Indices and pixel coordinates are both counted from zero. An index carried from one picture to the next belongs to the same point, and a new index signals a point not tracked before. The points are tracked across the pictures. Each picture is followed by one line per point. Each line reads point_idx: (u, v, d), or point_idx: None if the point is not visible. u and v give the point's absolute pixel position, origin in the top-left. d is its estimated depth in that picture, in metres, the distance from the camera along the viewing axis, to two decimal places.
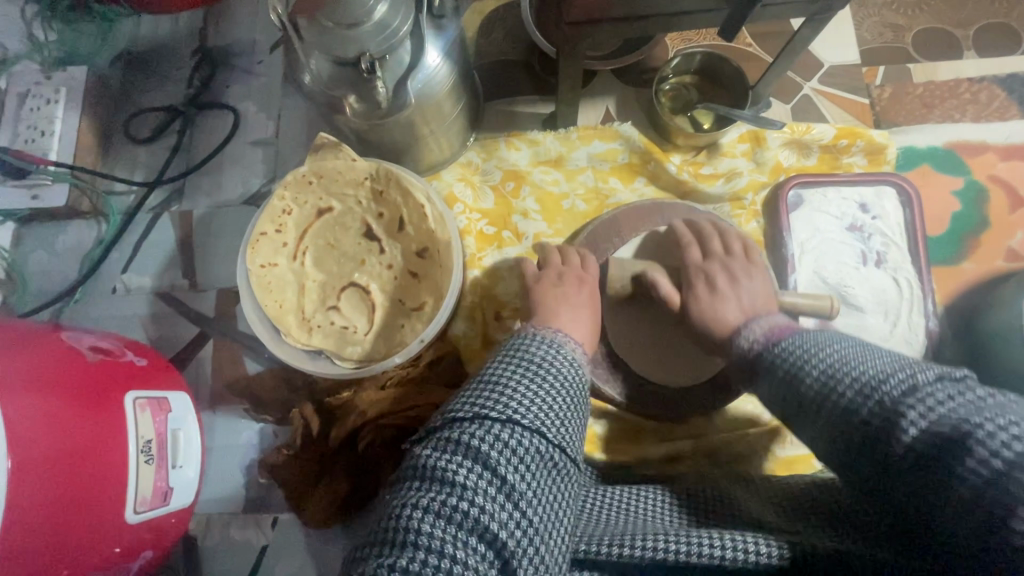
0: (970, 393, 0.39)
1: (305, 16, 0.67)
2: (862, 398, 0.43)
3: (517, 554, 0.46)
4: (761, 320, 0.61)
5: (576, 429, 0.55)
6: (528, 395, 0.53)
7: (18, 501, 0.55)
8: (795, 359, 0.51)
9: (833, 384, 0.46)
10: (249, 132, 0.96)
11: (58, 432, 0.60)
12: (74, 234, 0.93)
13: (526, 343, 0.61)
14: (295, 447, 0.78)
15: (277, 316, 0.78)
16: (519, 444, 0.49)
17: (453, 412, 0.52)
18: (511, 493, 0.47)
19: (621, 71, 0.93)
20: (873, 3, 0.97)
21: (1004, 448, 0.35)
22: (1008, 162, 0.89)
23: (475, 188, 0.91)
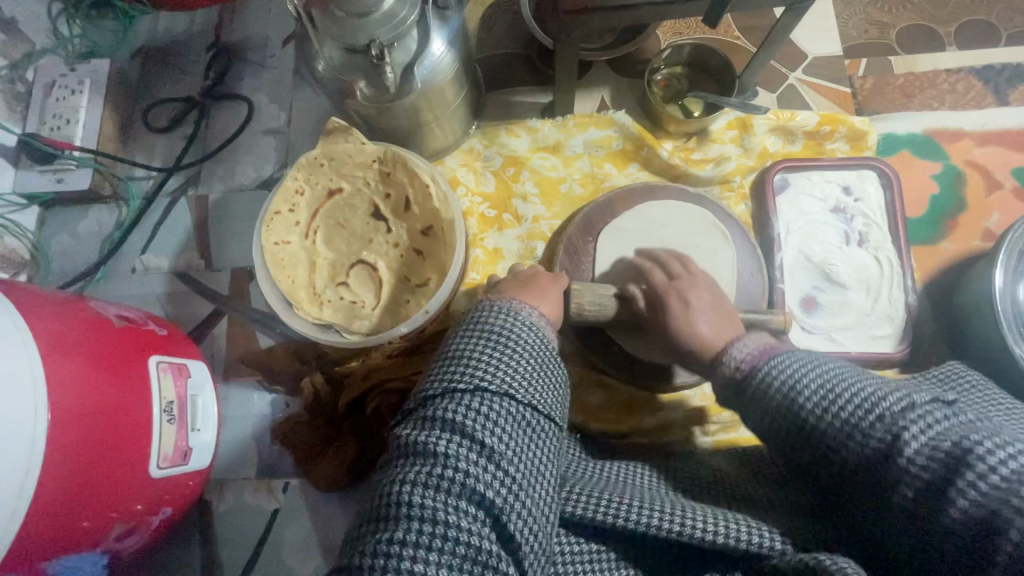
0: (961, 416, 0.43)
1: (319, 7, 0.73)
2: (861, 419, 0.46)
3: (505, 509, 0.53)
4: (744, 341, 0.58)
5: (546, 386, 0.62)
6: (492, 363, 0.60)
7: (55, 449, 0.59)
8: (784, 385, 0.51)
9: (830, 402, 0.48)
10: (262, 122, 1.01)
11: (90, 388, 0.64)
12: (95, 217, 0.98)
13: (483, 312, 0.66)
14: (307, 415, 0.83)
15: (289, 291, 0.83)
16: (490, 411, 0.57)
17: (426, 391, 0.60)
18: (491, 454, 0.55)
19: (615, 64, 0.98)
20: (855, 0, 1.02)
21: (999, 466, 0.39)
22: (984, 148, 0.94)
23: (477, 173, 0.95)
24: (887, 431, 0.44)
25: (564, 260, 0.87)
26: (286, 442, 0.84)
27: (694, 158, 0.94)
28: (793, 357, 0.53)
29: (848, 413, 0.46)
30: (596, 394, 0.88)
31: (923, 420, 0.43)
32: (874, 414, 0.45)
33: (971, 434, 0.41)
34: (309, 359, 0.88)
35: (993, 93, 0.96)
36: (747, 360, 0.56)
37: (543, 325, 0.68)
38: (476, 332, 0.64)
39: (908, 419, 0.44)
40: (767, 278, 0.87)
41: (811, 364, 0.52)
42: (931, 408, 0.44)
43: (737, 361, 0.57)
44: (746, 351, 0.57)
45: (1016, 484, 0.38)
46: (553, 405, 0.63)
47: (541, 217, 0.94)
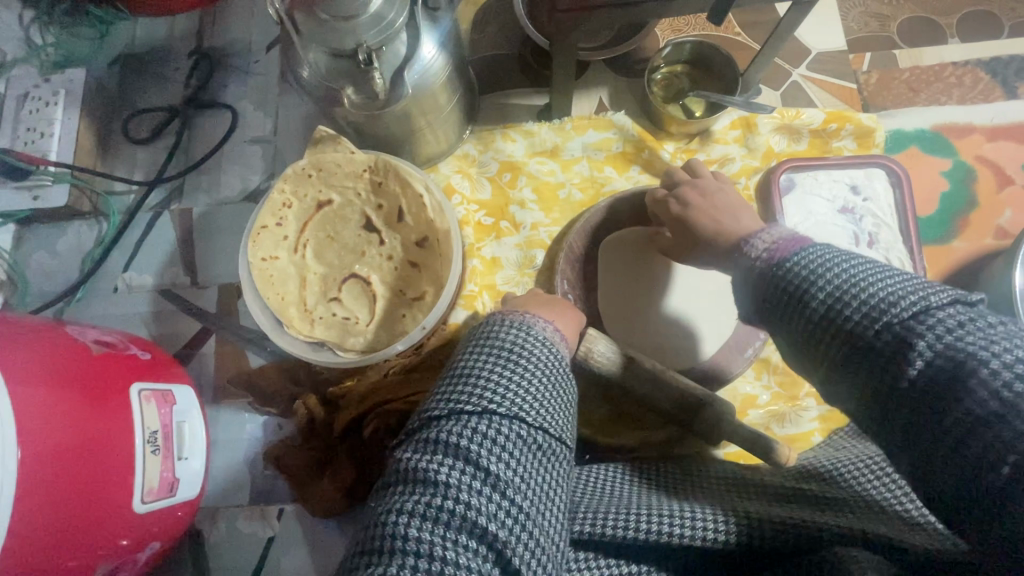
0: (982, 320, 0.39)
1: (303, 10, 0.69)
2: (870, 320, 0.41)
3: (508, 544, 0.51)
4: (767, 232, 0.51)
5: (558, 408, 0.61)
6: (502, 384, 0.59)
7: (31, 491, 0.55)
8: (805, 273, 0.45)
9: (840, 306, 0.43)
10: (247, 131, 0.97)
11: (65, 423, 0.60)
12: (74, 234, 0.94)
13: (495, 328, 0.67)
14: (300, 438, 0.80)
15: (279, 309, 0.79)
16: (498, 434, 0.55)
17: (430, 412, 0.58)
18: (496, 483, 0.53)
19: (613, 63, 0.95)
20: None
21: (1004, 388, 0.36)
22: (994, 143, 0.91)
23: (473, 180, 0.92)
24: (903, 327, 0.40)
25: (565, 269, 0.84)
26: (279, 467, 0.80)
27: (697, 160, 0.90)
28: (819, 250, 0.47)
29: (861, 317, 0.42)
30: (601, 408, 0.84)
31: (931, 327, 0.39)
32: (898, 313, 0.40)
33: (983, 343, 0.37)
34: (302, 378, 0.84)
35: (1001, 86, 0.94)
36: (770, 252, 0.49)
37: (556, 343, 0.67)
38: (487, 349, 0.64)
39: (925, 321, 0.39)
40: None
41: (834, 258, 0.45)
42: (954, 312, 0.39)
43: (758, 253, 0.50)
44: (773, 240, 0.50)
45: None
46: (565, 428, 0.61)
47: (540, 224, 0.91)
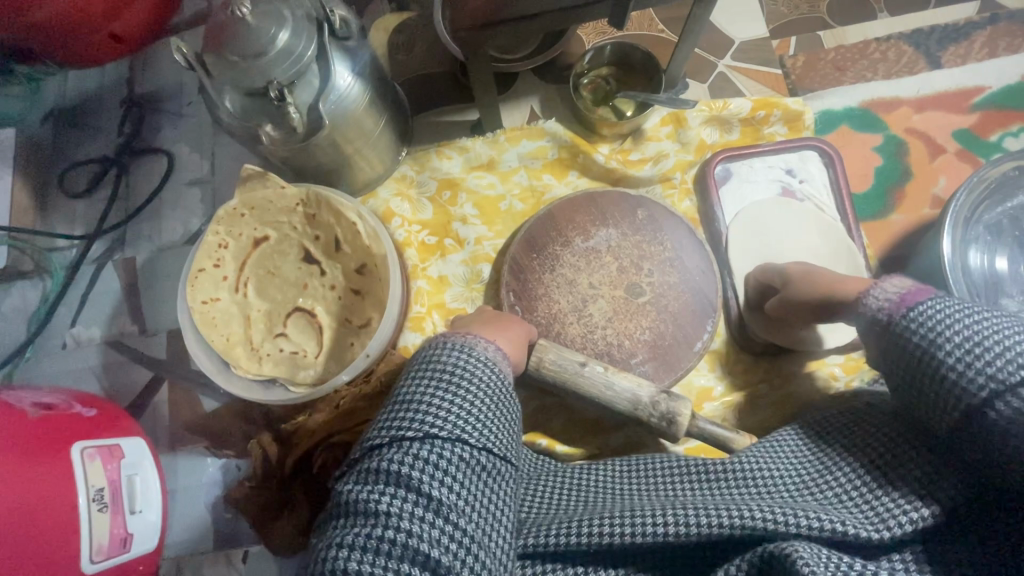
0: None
1: (213, 53, 0.69)
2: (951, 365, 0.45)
3: (453, 568, 0.49)
4: (888, 286, 0.55)
5: (504, 425, 0.58)
6: (446, 405, 0.56)
7: None
8: (922, 330, 0.48)
9: (933, 349, 0.47)
10: (185, 174, 0.97)
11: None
12: (19, 294, 0.93)
13: (438, 351, 0.63)
14: (256, 478, 0.78)
15: (224, 350, 0.78)
16: (440, 458, 0.53)
17: (371, 440, 0.55)
18: (438, 508, 0.51)
19: (542, 71, 0.96)
20: None
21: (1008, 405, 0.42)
22: (922, 114, 0.92)
23: (413, 201, 0.92)
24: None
25: (509, 281, 0.84)
26: (240, 509, 0.79)
27: (632, 159, 0.91)
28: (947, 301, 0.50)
29: (955, 354, 0.45)
30: (558, 417, 0.85)
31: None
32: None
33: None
34: (257, 417, 0.84)
35: (925, 57, 0.95)
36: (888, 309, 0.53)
37: (498, 363, 0.64)
38: (430, 373, 0.60)
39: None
40: (719, 273, 0.84)
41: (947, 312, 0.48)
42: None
43: (873, 308, 0.54)
44: (888, 297, 0.53)
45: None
46: (511, 445, 0.59)
47: (483, 238, 0.91)
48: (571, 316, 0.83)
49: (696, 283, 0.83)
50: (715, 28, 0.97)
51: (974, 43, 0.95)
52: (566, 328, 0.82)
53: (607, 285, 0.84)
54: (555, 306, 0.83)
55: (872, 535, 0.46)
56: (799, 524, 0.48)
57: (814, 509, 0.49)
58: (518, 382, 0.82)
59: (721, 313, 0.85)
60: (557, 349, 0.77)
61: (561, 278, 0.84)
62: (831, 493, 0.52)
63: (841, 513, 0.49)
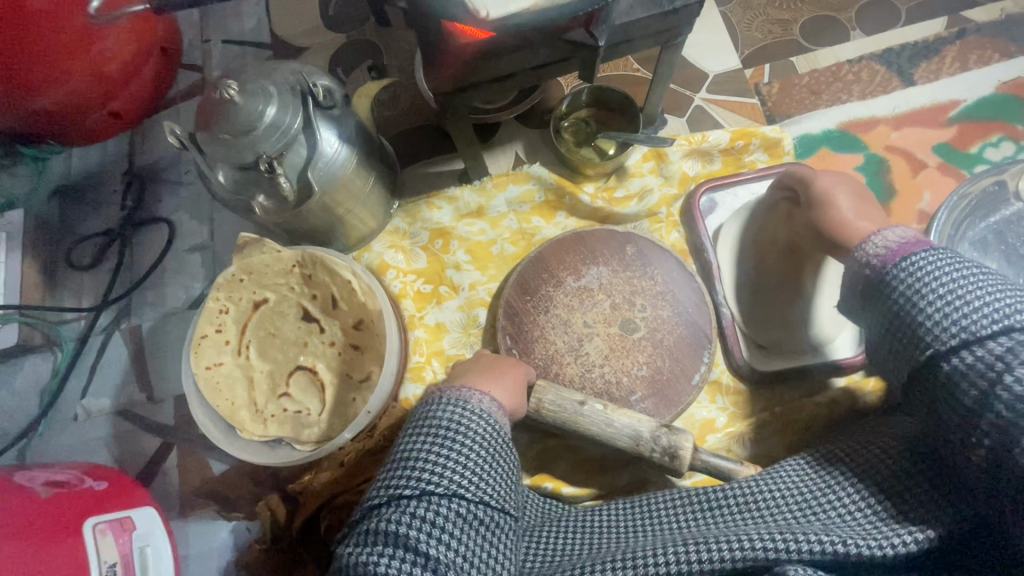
0: None
1: (204, 132, 0.72)
2: (984, 325, 0.48)
3: None
4: (881, 234, 0.58)
5: (501, 477, 0.59)
6: (440, 461, 0.57)
7: None
8: (905, 286, 0.53)
9: (957, 309, 0.49)
10: (186, 240, 1.00)
11: None
12: (30, 369, 0.95)
13: (433, 406, 0.63)
14: (266, 541, 0.79)
15: (229, 415, 0.80)
16: (437, 515, 0.53)
17: (370, 500, 0.56)
18: (437, 567, 0.51)
19: (524, 117, 0.99)
20: (755, 6, 1.03)
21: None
22: (900, 131, 0.93)
23: (406, 252, 0.93)
24: (970, 343, 0.48)
25: (505, 325, 0.85)
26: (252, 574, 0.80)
27: (617, 197, 0.93)
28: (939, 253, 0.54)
29: (931, 310, 0.51)
30: (562, 458, 0.84)
31: (1013, 340, 0.46)
32: (994, 322, 0.47)
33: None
34: (265, 477, 0.85)
35: (898, 75, 0.97)
36: (880, 259, 0.56)
37: (494, 413, 0.64)
38: (425, 429, 0.60)
39: (1001, 342, 0.47)
40: (712, 304, 0.85)
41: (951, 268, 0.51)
42: (1007, 339, 0.46)
43: (868, 257, 0.57)
44: (880, 247, 0.57)
45: None
46: (509, 496, 0.59)
47: (478, 283, 0.92)
48: (567, 356, 0.83)
49: (690, 316, 0.84)
50: (688, 63, 1.00)
51: (945, 58, 0.97)
52: (564, 369, 0.83)
53: (602, 323, 0.85)
54: (551, 347, 0.84)
55: (876, 550, 0.48)
56: (802, 548, 0.49)
57: (815, 530, 0.51)
58: (520, 426, 0.83)
59: (717, 343, 0.85)
60: (556, 388, 0.77)
61: (555, 318, 0.85)
62: (834, 513, 0.53)
63: (842, 531, 0.50)
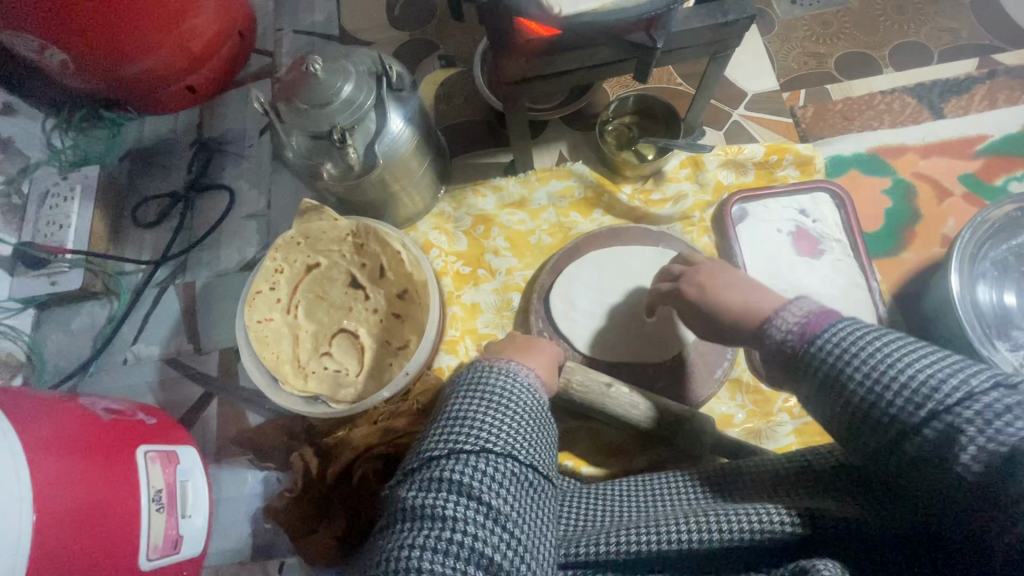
0: None
1: (285, 102, 0.80)
2: (912, 407, 0.42)
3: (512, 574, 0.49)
4: (795, 307, 0.54)
5: (545, 445, 0.60)
6: (497, 423, 0.57)
7: (41, 557, 0.60)
8: (833, 359, 0.48)
9: (882, 389, 0.44)
10: (243, 208, 1.07)
11: (80, 488, 0.66)
12: (88, 314, 1.02)
13: (484, 373, 0.64)
14: (296, 491, 0.81)
15: (274, 367, 0.85)
16: (496, 471, 0.54)
17: (428, 452, 0.56)
18: (497, 517, 0.51)
19: (570, 119, 1.05)
20: (796, 37, 1.09)
21: (993, 441, 0.37)
22: (928, 160, 0.97)
23: (449, 234, 0.99)
24: (936, 415, 0.40)
25: (539, 308, 0.90)
26: (278, 522, 0.82)
27: (653, 199, 0.98)
28: (849, 326, 0.49)
29: (862, 388, 0.45)
30: (583, 440, 0.87)
31: (948, 422, 0.40)
32: (929, 402, 0.41)
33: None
34: (298, 431, 0.89)
35: (929, 108, 1.01)
36: (796, 335, 0.52)
37: (538, 390, 0.65)
38: (480, 394, 0.61)
39: (964, 413, 0.39)
40: None
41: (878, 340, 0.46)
42: (975, 407, 0.39)
43: (780, 337, 0.53)
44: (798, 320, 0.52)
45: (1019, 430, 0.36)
46: (552, 464, 0.60)
47: (514, 269, 0.97)
48: (596, 342, 0.87)
49: None
50: (728, 82, 1.06)
51: (974, 96, 1.01)
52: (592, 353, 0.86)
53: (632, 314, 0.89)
54: (581, 331, 0.88)
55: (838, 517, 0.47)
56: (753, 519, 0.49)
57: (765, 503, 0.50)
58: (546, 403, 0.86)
59: (740, 342, 0.89)
60: (584, 370, 0.80)
61: (586, 307, 0.89)
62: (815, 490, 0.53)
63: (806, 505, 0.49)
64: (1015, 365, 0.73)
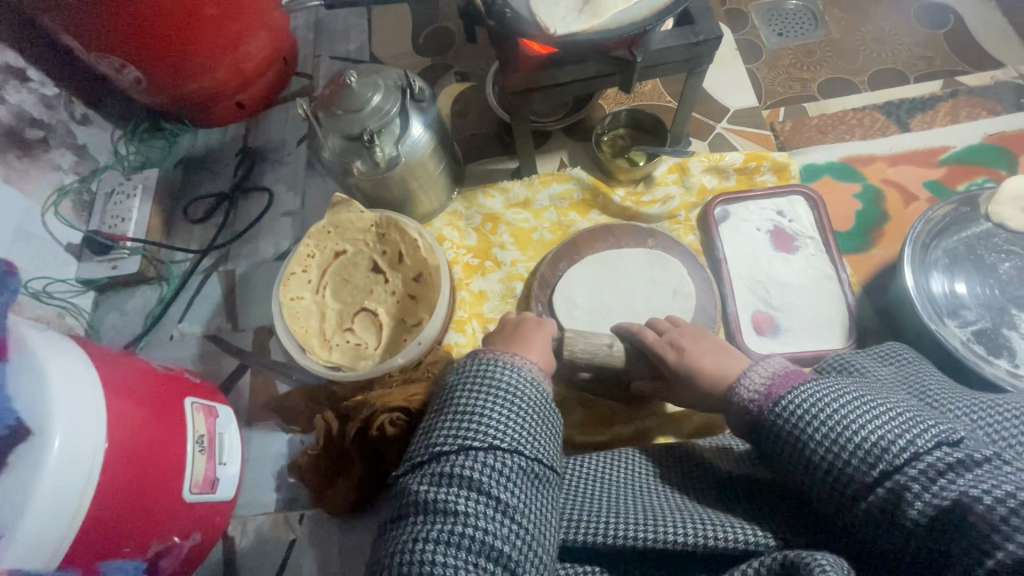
0: (968, 463, 0.47)
1: (324, 110, 0.94)
2: (867, 469, 0.50)
3: (517, 560, 0.55)
4: (757, 369, 0.64)
5: (549, 439, 0.64)
6: (502, 419, 0.62)
7: (118, 469, 0.70)
8: (795, 418, 0.56)
9: (839, 451, 0.52)
10: (280, 206, 1.21)
11: (148, 420, 0.77)
12: (141, 296, 1.15)
13: (489, 368, 0.67)
14: (317, 449, 0.91)
15: (303, 338, 0.96)
16: (502, 466, 0.58)
17: (437, 448, 0.60)
18: (505, 510, 0.56)
19: (571, 132, 1.18)
20: (782, 66, 1.22)
21: (933, 498, 0.46)
22: (895, 168, 1.07)
23: (461, 230, 1.11)
24: (887, 475, 0.49)
25: (539, 293, 1.00)
26: (301, 477, 0.92)
27: (644, 201, 1.09)
28: (806, 386, 0.58)
29: (822, 449, 0.53)
30: (576, 409, 0.96)
31: (896, 482, 0.48)
32: (876, 465, 0.50)
33: (982, 486, 0.45)
34: (321, 398, 0.99)
35: (897, 123, 1.12)
36: (758, 397, 0.61)
37: (542, 383, 0.69)
38: (484, 390, 0.65)
39: (908, 474, 0.48)
40: (717, 292, 0.98)
41: (829, 403, 0.55)
42: (915, 468, 0.48)
43: (745, 401, 0.61)
44: (761, 383, 0.61)
45: (951, 491, 0.46)
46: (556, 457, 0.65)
47: (518, 261, 1.08)
48: (589, 322, 0.97)
49: (699, 301, 0.97)
50: (714, 100, 1.18)
51: (938, 112, 1.11)
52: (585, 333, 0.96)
53: (622, 299, 0.99)
54: (576, 313, 0.98)
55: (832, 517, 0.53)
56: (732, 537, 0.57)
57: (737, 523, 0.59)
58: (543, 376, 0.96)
59: (721, 326, 0.98)
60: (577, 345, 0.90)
61: (581, 292, 1.00)
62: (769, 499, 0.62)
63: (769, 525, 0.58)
64: (963, 339, 0.80)
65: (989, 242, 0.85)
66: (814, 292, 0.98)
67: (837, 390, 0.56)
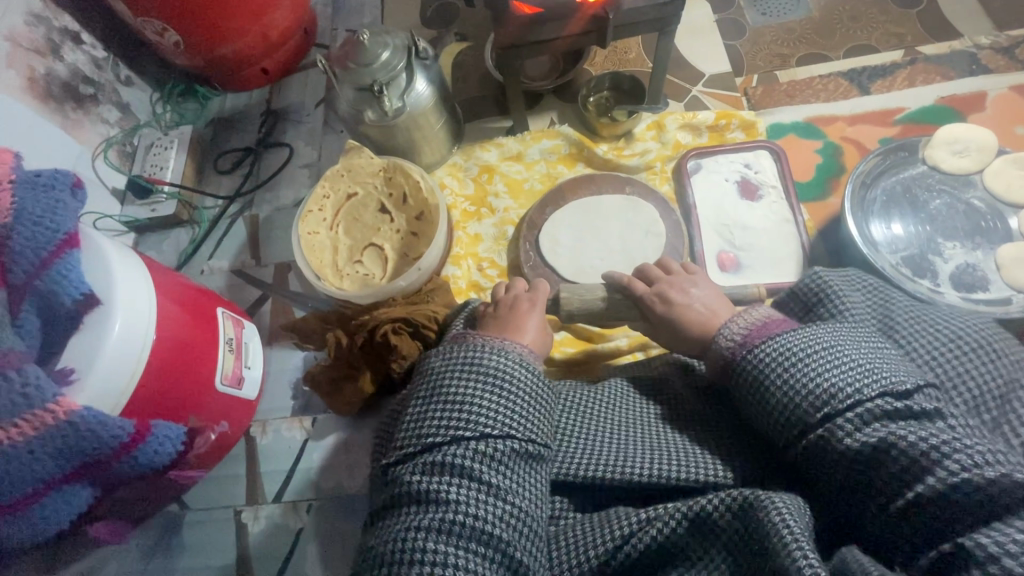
0: (905, 414, 0.57)
1: (340, 66, 1.07)
2: (816, 409, 0.60)
3: (503, 535, 0.64)
4: (740, 317, 0.73)
5: (536, 416, 0.72)
6: (491, 407, 0.69)
7: (168, 348, 0.84)
8: (766, 364, 0.65)
9: (797, 396, 0.62)
10: (299, 160, 1.35)
11: (190, 315, 0.91)
12: (175, 236, 1.30)
13: (479, 354, 0.74)
14: (328, 360, 1.05)
15: (318, 267, 1.10)
16: (490, 451, 0.67)
17: (432, 439, 0.68)
18: (494, 491, 0.65)
19: (562, 96, 1.30)
20: (764, 42, 1.32)
21: (864, 434, 0.57)
22: (854, 127, 1.18)
23: (460, 180, 1.24)
24: (830, 416, 0.59)
25: (527, 232, 1.13)
26: (313, 385, 1.06)
27: (624, 154, 1.21)
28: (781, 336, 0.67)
29: (782, 395, 0.63)
30: None
31: (838, 420, 0.59)
32: (826, 404, 0.60)
33: (910, 431, 0.55)
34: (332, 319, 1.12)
35: (858, 88, 1.22)
36: (736, 341, 0.71)
37: (528, 363, 0.76)
38: (475, 377, 0.72)
39: (847, 416, 0.58)
40: (685, 233, 1.10)
41: (798, 349, 0.64)
42: (856, 412, 0.58)
43: (725, 346, 0.71)
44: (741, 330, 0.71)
45: (888, 433, 0.56)
46: (545, 432, 0.72)
47: (510, 207, 1.21)
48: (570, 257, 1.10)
49: (669, 239, 1.09)
50: (693, 67, 1.30)
51: (896, 77, 1.22)
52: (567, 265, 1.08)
53: (600, 237, 1.11)
54: (559, 249, 1.11)
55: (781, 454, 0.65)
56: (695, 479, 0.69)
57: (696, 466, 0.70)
58: None
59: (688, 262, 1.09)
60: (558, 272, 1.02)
61: (564, 231, 1.12)
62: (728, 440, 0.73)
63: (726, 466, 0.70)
64: (892, 262, 0.90)
65: (924, 183, 0.96)
66: (773, 234, 1.09)
67: (805, 339, 0.65)
